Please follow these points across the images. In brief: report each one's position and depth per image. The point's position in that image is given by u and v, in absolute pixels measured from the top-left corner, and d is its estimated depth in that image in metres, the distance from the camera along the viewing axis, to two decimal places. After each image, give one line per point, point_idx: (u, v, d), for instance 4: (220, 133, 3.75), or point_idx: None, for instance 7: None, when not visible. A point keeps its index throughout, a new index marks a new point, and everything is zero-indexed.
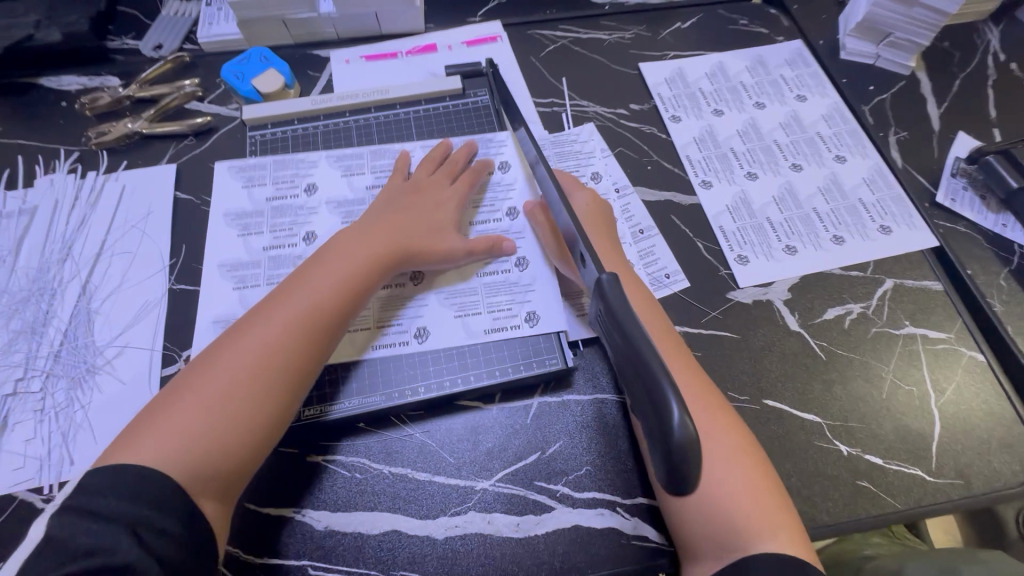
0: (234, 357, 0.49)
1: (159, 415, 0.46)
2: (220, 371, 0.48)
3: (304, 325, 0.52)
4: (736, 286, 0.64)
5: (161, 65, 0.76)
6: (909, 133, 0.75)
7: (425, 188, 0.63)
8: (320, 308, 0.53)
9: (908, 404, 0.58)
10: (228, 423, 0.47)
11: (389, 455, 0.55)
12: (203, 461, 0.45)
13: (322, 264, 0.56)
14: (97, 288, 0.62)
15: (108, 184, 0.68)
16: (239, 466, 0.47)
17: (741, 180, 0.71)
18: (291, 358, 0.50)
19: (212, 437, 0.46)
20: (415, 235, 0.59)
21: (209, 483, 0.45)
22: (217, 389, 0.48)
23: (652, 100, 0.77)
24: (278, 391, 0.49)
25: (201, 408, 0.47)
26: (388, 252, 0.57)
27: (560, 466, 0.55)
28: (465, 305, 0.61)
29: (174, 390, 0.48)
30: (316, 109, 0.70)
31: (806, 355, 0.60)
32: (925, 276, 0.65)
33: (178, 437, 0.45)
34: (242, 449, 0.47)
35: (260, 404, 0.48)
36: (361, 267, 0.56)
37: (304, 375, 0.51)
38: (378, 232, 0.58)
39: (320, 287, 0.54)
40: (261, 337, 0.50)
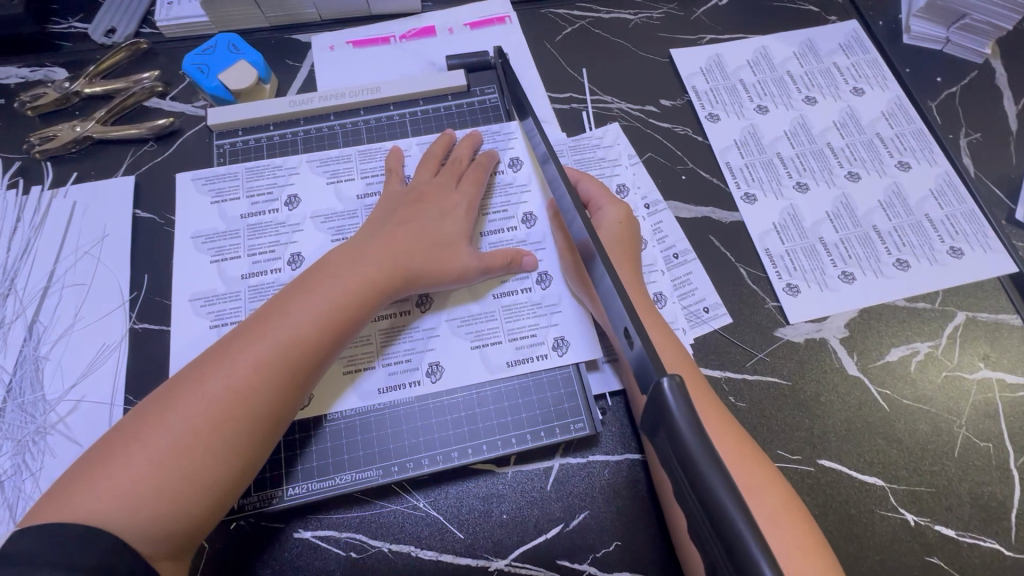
0: (201, 392, 0.41)
1: (107, 457, 0.39)
2: (179, 410, 0.40)
3: (284, 360, 0.43)
4: (785, 322, 0.55)
5: (114, 54, 0.65)
6: (983, 134, 0.65)
7: (430, 193, 0.53)
8: (304, 340, 0.44)
9: (984, 463, 0.50)
10: (184, 478, 0.39)
11: (389, 530, 0.47)
12: (153, 522, 0.38)
13: (309, 282, 0.46)
14: (46, 330, 0.53)
15: (55, 201, 0.59)
16: (198, 524, 0.40)
17: (790, 192, 0.61)
18: (267, 400, 0.42)
19: (164, 494, 0.38)
20: (415, 244, 0.50)
21: (161, 545, 0.38)
22: (175, 433, 0.39)
23: (686, 95, 0.67)
24: (247, 439, 0.41)
25: (155, 456, 0.39)
26: (388, 270, 0.48)
27: (586, 542, 0.47)
28: (483, 334, 0.51)
29: (127, 426, 0.40)
30: (295, 112, 0.59)
31: (866, 405, 0.52)
32: (1002, 308, 0.57)
33: (126, 490, 0.37)
34: (200, 506, 0.39)
35: (226, 454, 0.40)
36: (355, 287, 0.46)
37: (281, 417, 0.43)
38: (378, 244, 0.49)
39: (306, 311, 0.45)
40: (233, 371, 0.42)
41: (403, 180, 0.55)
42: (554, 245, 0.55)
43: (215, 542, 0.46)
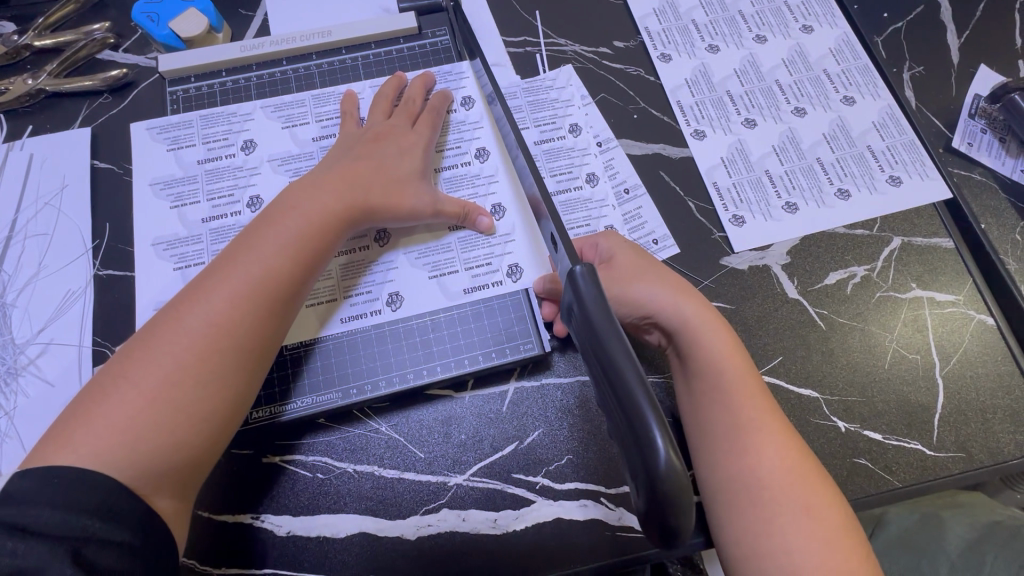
0: (180, 331, 0.41)
1: (94, 404, 0.39)
2: (158, 353, 0.40)
3: (259, 292, 0.43)
4: (730, 251, 0.58)
5: (63, 6, 0.64)
6: (925, 67, 0.67)
7: (385, 133, 0.53)
8: (276, 271, 0.44)
9: (911, 373, 0.54)
10: (174, 414, 0.39)
11: (353, 452, 0.50)
12: (150, 457, 0.38)
13: (273, 218, 0.46)
14: (11, 279, 0.54)
15: (12, 154, 0.59)
16: (197, 458, 0.40)
17: (738, 128, 0.63)
18: (247, 332, 0.42)
19: (157, 432, 0.38)
20: (376, 182, 0.50)
21: (161, 480, 0.38)
22: (160, 371, 0.40)
23: (638, 36, 0.67)
24: (234, 371, 0.41)
25: (143, 396, 0.39)
26: (349, 202, 0.48)
27: (539, 457, 0.50)
28: (441, 264, 0.54)
29: (109, 373, 0.40)
30: (246, 57, 0.60)
31: (805, 325, 0.55)
32: (936, 232, 0.59)
33: (118, 431, 0.38)
34: (195, 440, 0.40)
35: (214, 387, 0.41)
36: (320, 219, 0.47)
37: (264, 348, 0.43)
38: (341, 178, 0.49)
39: (269, 245, 0.45)
40: (208, 307, 0.42)
41: (358, 122, 0.56)
42: (507, 178, 0.57)
43: None
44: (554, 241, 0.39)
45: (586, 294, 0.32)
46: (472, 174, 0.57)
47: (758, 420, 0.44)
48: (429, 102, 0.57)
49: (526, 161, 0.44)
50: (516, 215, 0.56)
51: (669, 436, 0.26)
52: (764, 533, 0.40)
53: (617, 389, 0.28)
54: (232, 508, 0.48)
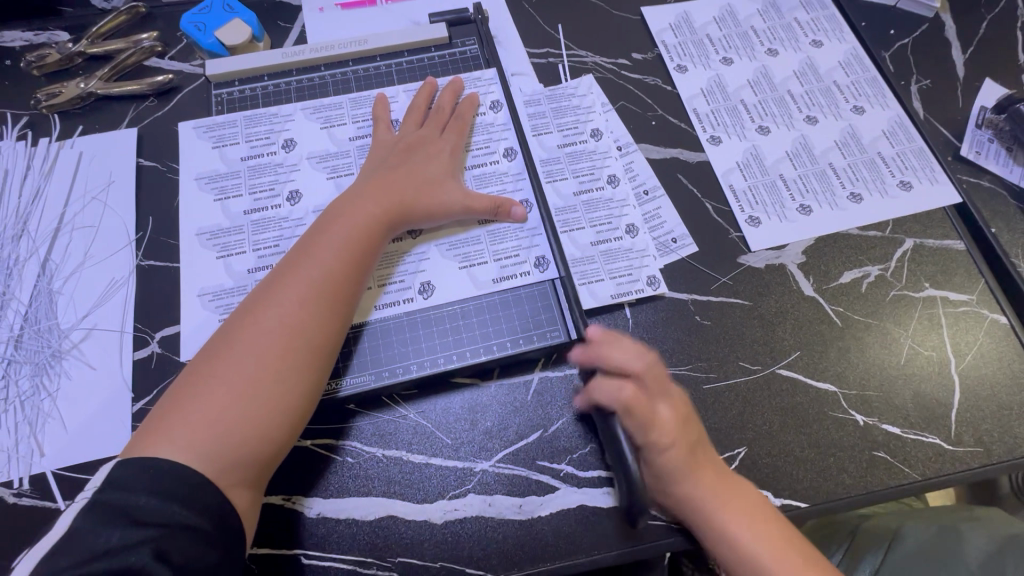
0: (257, 332, 0.45)
1: (179, 403, 0.42)
2: (239, 352, 0.44)
3: (322, 294, 0.47)
4: (748, 250, 0.60)
5: (114, 17, 0.69)
6: (932, 80, 0.70)
7: (420, 144, 0.57)
8: (334, 274, 0.48)
9: (927, 369, 0.55)
10: (256, 409, 0.42)
11: (382, 437, 0.51)
12: (235, 450, 0.41)
13: (326, 227, 0.51)
14: (58, 267, 0.57)
15: (63, 151, 0.62)
16: (275, 451, 0.43)
17: (753, 134, 0.66)
18: (313, 331, 0.46)
19: (240, 426, 0.42)
20: (419, 191, 0.54)
21: (245, 471, 0.42)
22: (240, 371, 0.43)
23: (656, 49, 0.71)
24: (304, 367, 0.45)
25: (226, 395, 0.42)
26: (392, 208, 0.52)
27: (563, 445, 0.52)
28: (470, 256, 0.56)
29: (192, 376, 0.43)
30: (287, 63, 0.63)
31: (821, 322, 0.57)
32: (948, 235, 0.61)
33: (205, 426, 0.41)
34: (275, 434, 0.43)
35: (289, 384, 0.44)
36: (370, 226, 0.51)
37: (329, 347, 0.47)
38: (388, 189, 0.53)
39: (327, 252, 0.49)
40: (279, 310, 0.46)
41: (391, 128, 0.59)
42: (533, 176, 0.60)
43: None
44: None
45: None
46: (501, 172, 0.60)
47: (733, 514, 0.47)
48: (459, 107, 0.61)
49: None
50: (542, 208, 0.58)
51: None
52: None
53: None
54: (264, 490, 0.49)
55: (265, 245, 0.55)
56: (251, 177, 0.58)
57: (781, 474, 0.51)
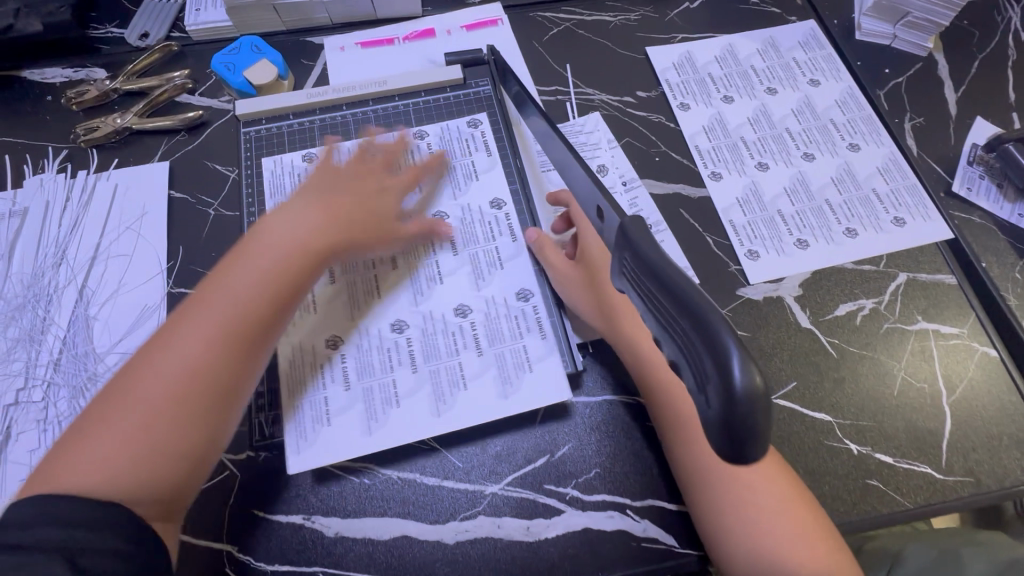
0: (169, 356, 0.46)
1: (89, 428, 0.43)
2: (153, 375, 0.45)
3: (235, 323, 0.48)
4: (746, 282, 0.63)
5: (148, 56, 0.73)
6: (925, 118, 0.73)
7: (360, 177, 0.60)
8: (252, 299, 0.49)
9: (920, 401, 0.58)
10: (166, 433, 0.44)
11: (397, 460, 0.54)
12: (141, 482, 0.43)
13: (247, 254, 0.51)
14: (94, 294, 0.61)
15: (99, 183, 0.66)
16: (185, 475, 0.45)
17: (752, 171, 0.69)
18: (231, 357, 0.48)
19: (151, 451, 0.44)
20: (350, 220, 0.56)
21: (154, 502, 0.44)
22: (146, 402, 0.44)
23: (660, 87, 0.74)
24: (218, 392, 0.47)
25: (130, 427, 0.43)
26: (326, 239, 0.54)
27: (569, 469, 0.54)
28: (488, 276, 0.61)
29: (99, 406, 0.44)
30: (311, 103, 0.67)
31: (817, 352, 0.60)
32: (940, 269, 0.64)
33: (110, 459, 0.42)
34: (183, 459, 0.45)
35: (196, 414, 0.46)
36: (294, 254, 0.52)
37: (239, 376, 0.48)
38: (309, 211, 0.55)
39: (244, 279, 0.50)
40: (195, 335, 0.47)
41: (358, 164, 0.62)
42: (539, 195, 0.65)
43: (251, 476, 0.53)
44: (601, 212, 0.43)
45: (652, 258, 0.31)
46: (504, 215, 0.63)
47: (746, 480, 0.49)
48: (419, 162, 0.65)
49: (571, 156, 0.49)
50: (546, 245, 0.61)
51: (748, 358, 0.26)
52: (754, 559, 0.47)
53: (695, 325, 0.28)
54: (286, 510, 0.52)
55: None
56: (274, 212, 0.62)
57: None
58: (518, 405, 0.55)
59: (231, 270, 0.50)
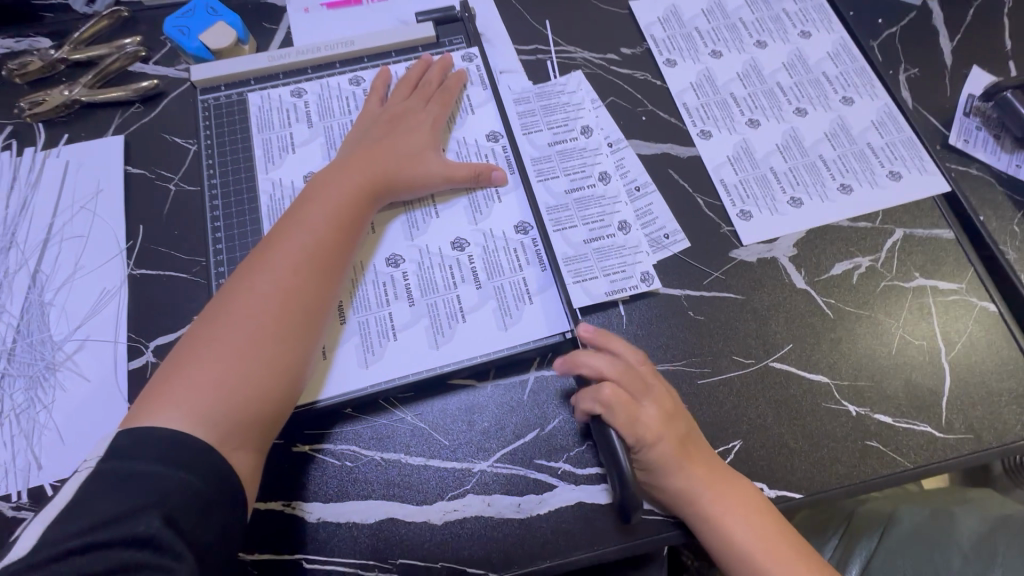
0: (250, 298, 0.46)
1: (178, 370, 0.43)
2: (234, 316, 0.45)
3: (313, 258, 0.49)
4: (740, 244, 0.60)
5: (96, 22, 0.68)
6: (920, 69, 0.70)
7: (399, 114, 0.59)
8: (324, 238, 0.50)
9: (919, 359, 0.56)
10: (253, 371, 0.44)
11: (380, 441, 0.52)
12: (234, 413, 0.42)
13: (314, 195, 0.52)
14: (49, 278, 0.57)
15: (49, 161, 0.62)
16: (275, 411, 0.45)
17: (743, 128, 0.66)
18: (306, 294, 0.48)
19: (240, 386, 0.43)
20: (398, 158, 0.56)
21: (251, 430, 0.43)
22: (237, 335, 0.45)
23: (645, 43, 0.70)
24: (300, 328, 0.47)
25: (224, 360, 0.43)
26: (380, 177, 0.54)
27: (561, 442, 0.52)
28: (483, 215, 0.58)
29: (190, 341, 0.44)
30: (273, 66, 0.63)
31: (813, 314, 0.57)
32: (938, 224, 0.62)
33: (206, 390, 0.42)
34: (269, 395, 0.44)
35: (281, 346, 0.46)
36: (356, 192, 0.53)
37: (316, 309, 0.48)
38: (366, 153, 0.55)
39: (315, 220, 0.50)
40: (272, 276, 0.47)
41: (383, 98, 0.61)
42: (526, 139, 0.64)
43: None
44: None
45: None
46: (501, 150, 0.61)
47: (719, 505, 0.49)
48: (446, 82, 0.62)
49: None
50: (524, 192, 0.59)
51: None
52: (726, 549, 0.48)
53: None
54: (264, 496, 0.50)
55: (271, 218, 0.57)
56: (234, 180, 0.58)
57: (776, 468, 0.52)
58: (513, 340, 0.53)
59: (302, 212, 0.51)
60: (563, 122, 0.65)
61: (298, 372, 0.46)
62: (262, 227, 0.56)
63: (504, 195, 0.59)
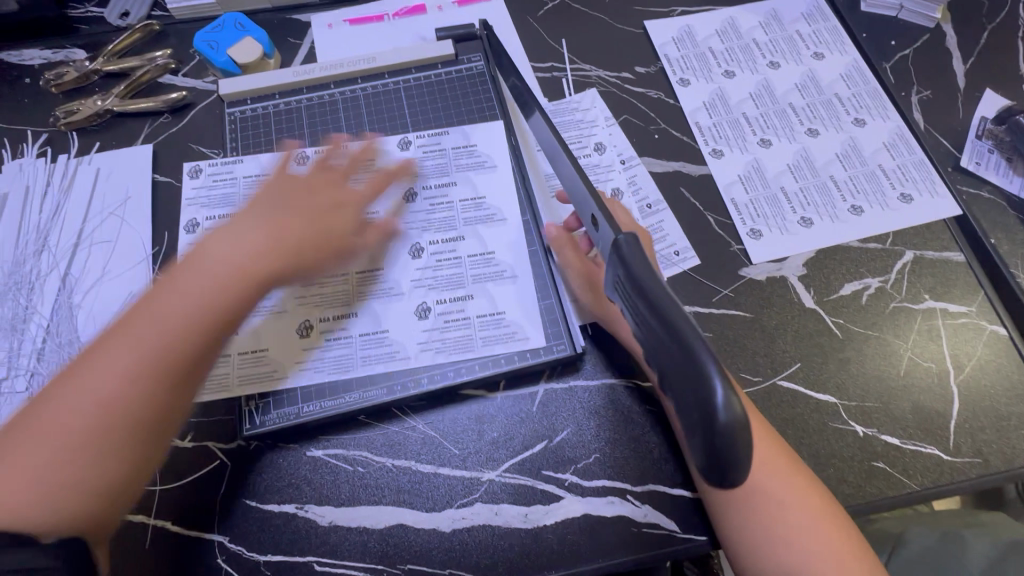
0: (99, 381, 0.40)
1: (17, 449, 0.38)
2: (94, 399, 0.40)
3: (153, 360, 0.41)
4: (749, 262, 0.61)
5: (129, 35, 0.70)
6: (933, 92, 0.70)
7: (317, 185, 0.53)
8: (200, 322, 0.43)
9: (927, 381, 0.56)
10: (72, 469, 0.39)
11: (392, 447, 0.53)
12: (64, 508, 0.38)
13: (201, 261, 0.45)
14: (78, 281, 0.59)
15: (81, 168, 0.64)
16: (100, 514, 0.40)
17: (754, 147, 0.67)
18: (155, 388, 0.41)
19: (63, 481, 0.38)
20: (303, 232, 0.49)
21: (65, 539, 0.38)
22: (71, 424, 0.39)
23: (659, 62, 0.72)
24: (147, 426, 0.41)
25: (56, 448, 0.39)
26: (282, 255, 0.47)
27: (568, 454, 0.53)
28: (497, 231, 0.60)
29: (34, 414, 0.39)
30: (298, 81, 0.65)
31: (821, 333, 0.58)
32: (948, 246, 0.62)
33: (36, 482, 0.38)
34: (108, 491, 0.40)
35: (102, 458, 0.39)
36: (250, 268, 0.45)
37: (163, 418, 0.42)
38: (279, 219, 0.49)
39: (186, 300, 0.43)
40: (129, 361, 0.41)
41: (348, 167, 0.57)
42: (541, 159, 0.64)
43: (241, 467, 0.52)
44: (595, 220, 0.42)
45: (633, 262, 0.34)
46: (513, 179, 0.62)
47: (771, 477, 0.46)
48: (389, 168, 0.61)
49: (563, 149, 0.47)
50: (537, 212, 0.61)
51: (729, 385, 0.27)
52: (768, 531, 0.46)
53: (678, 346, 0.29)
54: (278, 499, 0.51)
55: None
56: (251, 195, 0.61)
57: None
58: (524, 353, 0.55)
59: (180, 285, 0.43)
60: (575, 139, 0.66)
61: (135, 472, 0.41)
62: None
63: (512, 217, 0.60)
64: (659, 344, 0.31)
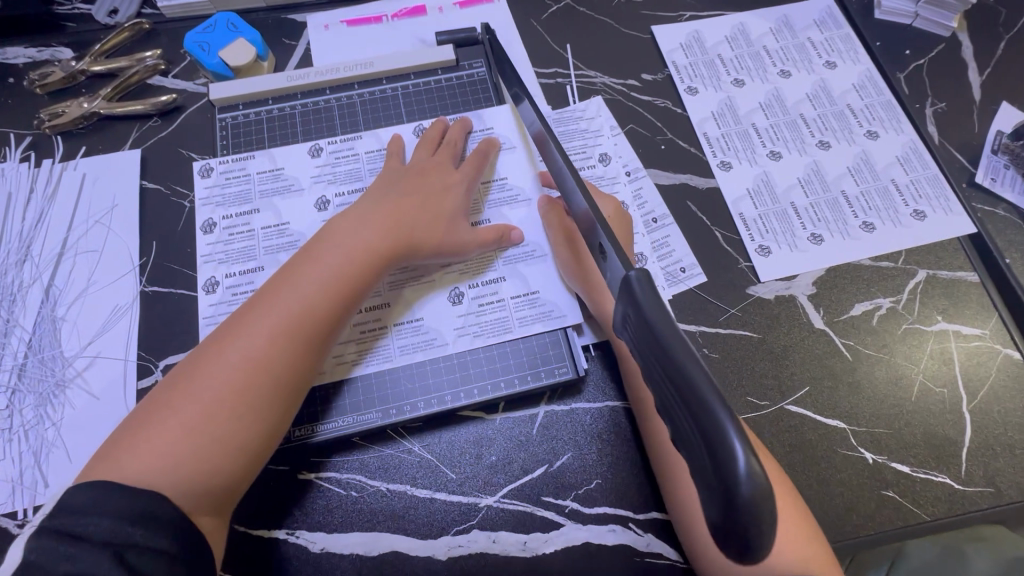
0: (222, 362, 0.44)
1: (148, 422, 0.41)
2: (220, 375, 0.43)
3: (296, 329, 0.46)
4: (757, 280, 0.59)
5: (117, 34, 0.68)
6: (948, 104, 0.68)
7: (427, 170, 0.56)
8: (313, 305, 0.47)
9: (939, 407, 0.54)
10: (202, 441, 0.41)
11: (387, 471, 0.51)
12: (194, 480, 0.41)
13: (315, 252, 0.49)
14: (61, 293, 0.57)
15: (66, 173, 0.62)
16: (228, 487, 0.42)
17: (764, 160, 0.65)
18: (280, 367, 0.45)
19: (191, 454, 0.41)
20: (419, 223, 0.53)
21: (201, 499, 0.41)
22: (200, 400, 0.42)
23: (666, 69, 0.70)
24: (268, 404, 0.44)
25: (184, 423, 0.41)
26: (393, 243, 0.51)
27: (569, 479, 0.51)
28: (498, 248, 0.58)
29: (164, 392, 0.43)
30: (291, 87, 0.63)
31: (830, 355, 0.56)
32: (962, 266, 0.60)
33: (165, 454, 0.40)
34: (230, 464, 0.42)
35: (247, 420, 0.43)
36: (361, 257, 0.49)
37: (301, 382, 0.46)
38: (382, 210, 0.52)
39: (304, 287, 0.47)
40: (250, 341, 0.44)
41: (402, 160, 0.58)
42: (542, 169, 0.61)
43: None
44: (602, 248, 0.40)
45: (643, 300, 0.31)
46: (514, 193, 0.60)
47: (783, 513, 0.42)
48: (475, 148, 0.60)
49: (565, 164, 0.44)
50: (542, 225, 0.59)
51: (748, 443, 0.24)
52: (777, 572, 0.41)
53: (692, 408, 0.26)
54: (267, 524, 0.49)
55: (275, 245, 0.56)
56: (266, 190, 0.58)
57: None
58: (524, 374, 0.54)
59: (295, 273, 0.48)
60: (579, 149, 0.64)
61: (261, 448, 0.44)
62: (277, 250, 0.56)
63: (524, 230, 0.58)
64: (668, 395, 0.28)
